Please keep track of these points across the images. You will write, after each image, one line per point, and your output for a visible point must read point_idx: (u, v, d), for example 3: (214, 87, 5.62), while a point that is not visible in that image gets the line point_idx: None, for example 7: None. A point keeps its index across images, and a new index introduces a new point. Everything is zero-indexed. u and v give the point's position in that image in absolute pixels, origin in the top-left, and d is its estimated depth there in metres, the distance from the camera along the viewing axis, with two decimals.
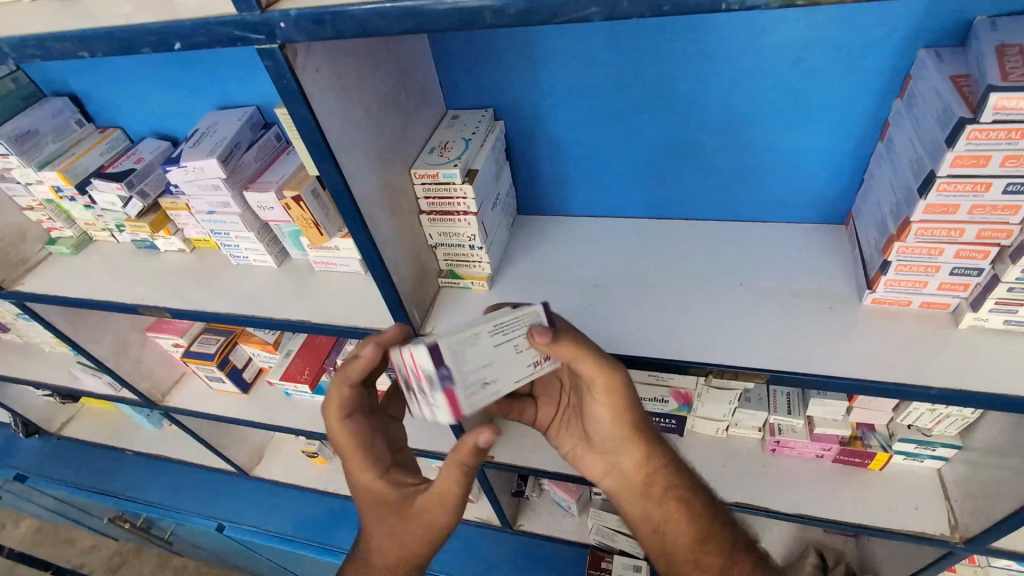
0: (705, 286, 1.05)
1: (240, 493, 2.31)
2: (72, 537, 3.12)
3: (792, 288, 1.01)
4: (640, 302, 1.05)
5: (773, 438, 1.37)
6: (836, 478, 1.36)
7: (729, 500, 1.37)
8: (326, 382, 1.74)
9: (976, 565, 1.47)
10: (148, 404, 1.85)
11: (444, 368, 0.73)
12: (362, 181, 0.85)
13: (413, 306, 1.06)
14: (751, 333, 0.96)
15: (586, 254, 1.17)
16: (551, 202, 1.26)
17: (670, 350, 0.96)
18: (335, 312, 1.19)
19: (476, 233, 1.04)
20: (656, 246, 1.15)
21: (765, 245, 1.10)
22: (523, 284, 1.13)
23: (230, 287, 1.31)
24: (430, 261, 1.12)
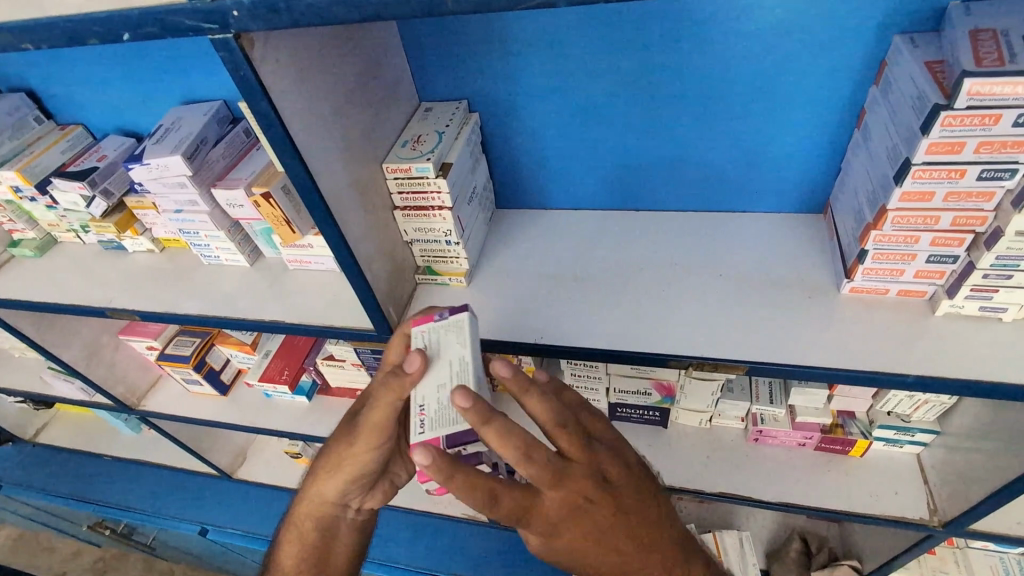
0: (685, 278, 1.04)
1: (224, 496, 2.27)
2: (52, 545, 3.05)
3: (771, 278, 1.01)
4: (621, 295, 1.04)
5: (756, 428, 1.37)
6: (819, 466, 1.37)
7: (714, 491, 1.37)
8: (307, 382, 1.71)
9: (954, 547, 1.50)
10: (123, 409, 1.81)
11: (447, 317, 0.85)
12: (330, 177, 0.82)
13: (388, 304, 1.04)
14: (731, 324, 0.96)
15: (565, 247, 1.15)
16: (530, 195, 1.24)
17: (649, 343, 0.95)
18: (311, 312, 1.16)
19: (452, 228, 1.02)
20: (635, 239, 1.13)
21: (744, 236, 1.09)
22: (502, 279, 1.11)
23: (201, 288, 1.27)
24: (407, 258, 1.09)
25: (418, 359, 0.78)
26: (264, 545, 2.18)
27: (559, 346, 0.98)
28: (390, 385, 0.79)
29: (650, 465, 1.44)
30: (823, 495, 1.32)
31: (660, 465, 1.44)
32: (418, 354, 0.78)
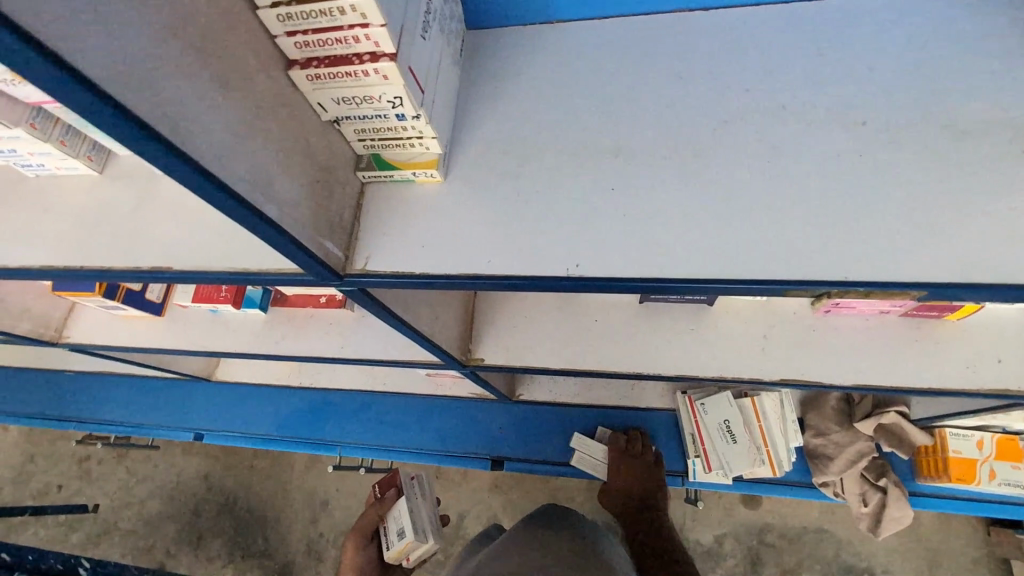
0: (803, 134, 0.62)
1: (210, 398, 2.09)
2: (68, 435, 3.10)
3: (953, 122, 0.59)
4: (696, 178, 0.63)
5: (833, 301, 1.08)
6: (903, 334, 1.11)
7: (767, 378, 1.14)
8: (256, 292, 1.36)
9: None
10: (43, 345, 1.47)
11: (417, 85, 0.58)
12: (80, 26, 0.36)
13: (327, 237, 0.63)
14: (889, 215, 0.58)
15: (588, 95, 0.70)
16: (521, 5, 0.73)
17: (753, 263, 0.59)
18: (208, 247, 0.75)
19: (402, 94, 0.56)
20: (709, 66, 0.68)
21: (894, 43, 0.64)
22: (495, 166, 0.69)
23: (34, 216, 0.83)
24: (336, 151, 0.65)
25: (339, 90, 0.56)
26: (264, 443, 2.04)
27: (599, 279, 0.62)
28: (380, 502, 1.29)
29: (689, 356, 1.19)
30: (899, 370, 1.09)
31: (701, 353, 1.18)
32: (338, 94, 0.56)
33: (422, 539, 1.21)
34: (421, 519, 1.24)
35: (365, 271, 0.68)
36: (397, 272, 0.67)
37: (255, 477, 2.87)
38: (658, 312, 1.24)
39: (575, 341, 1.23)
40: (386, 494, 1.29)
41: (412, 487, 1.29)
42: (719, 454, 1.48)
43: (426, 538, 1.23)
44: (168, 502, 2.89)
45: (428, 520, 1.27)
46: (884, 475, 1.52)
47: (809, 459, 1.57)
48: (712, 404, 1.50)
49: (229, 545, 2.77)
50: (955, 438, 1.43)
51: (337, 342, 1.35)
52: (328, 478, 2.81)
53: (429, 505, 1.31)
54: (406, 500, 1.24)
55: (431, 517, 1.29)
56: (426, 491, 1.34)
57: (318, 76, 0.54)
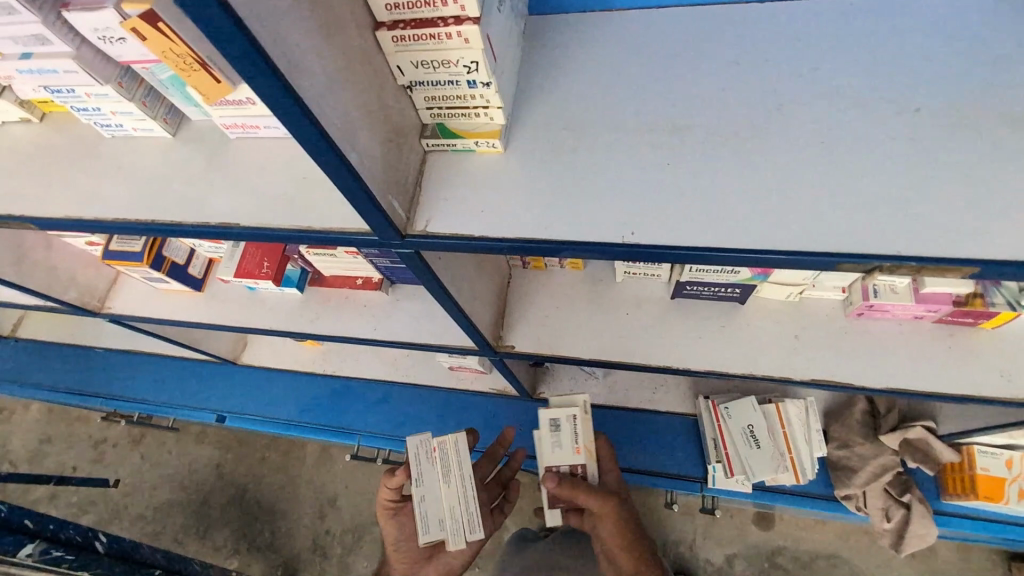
0: (856, 118, 0.65)
1: (233, 381, 2.12)
2: (87, 416, 3.15)
3: (1006, 110, 0.61)
4: (751, 157, 0.66)
5: (865, 303, 1.09)
6: (935, 341, 1.11)
7: (796, 377, 1.15)
8: (296, 272, 1.40)
9: None
10: (85, 313, 1.52)
11: (490, 53, 0.61)
12: None
13: (394, 195, 0.67)
14: (942, 195, 0.60)
15: (645, 76, 0.73)
16: None
17: (805, 236, 0.61)
18: (274, 207, 0.78)
19: (479, 59, 0.60)
20: (763, 54, 0.71)
21: (946, 36, 0.67)
22: (552, 140, 0.72)
23: (107, 174, 0.87)
24: (405, 115, 0.68)
25: (419, 52, 0.59)
26: (284, 429, 2.07)
27: (654, 247, 0.64)
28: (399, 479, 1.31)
29: (719, 353, 1.20)
30: (931, 376, 1.09)
31: (731, 350, 1.20)
32: (416, 56, 0.60)
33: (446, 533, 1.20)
34: (439, 510, 1.22)
35: (426, 233, 0.70)
36: (457, 235, 0.70)
37: (267, 469, 2.89)
38: (689, 310, 1.25)
39: (604, 333, 1.25)
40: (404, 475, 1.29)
41: (421, 468, 1.24)
42: (742, 460, 1.46)
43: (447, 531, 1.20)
44: (180, 489, 2.91)
45: (456, 501, 1.22)
46: (909, 491, 1.49)
47: (832, 471, 1.56)
48: (736, 408, 1.49)
49: (236, 536, 2.78)
50: (982, 455, 1.41)
51: (370, 324, 1.38)
52: (339, 473, 2.82)
53: (458, 478, 1.24)
54: (417, 494, 1.22)
55: (460, 492, 1.23)
56: (450, 462, 1.26)
57: (402, 37, 0.57)
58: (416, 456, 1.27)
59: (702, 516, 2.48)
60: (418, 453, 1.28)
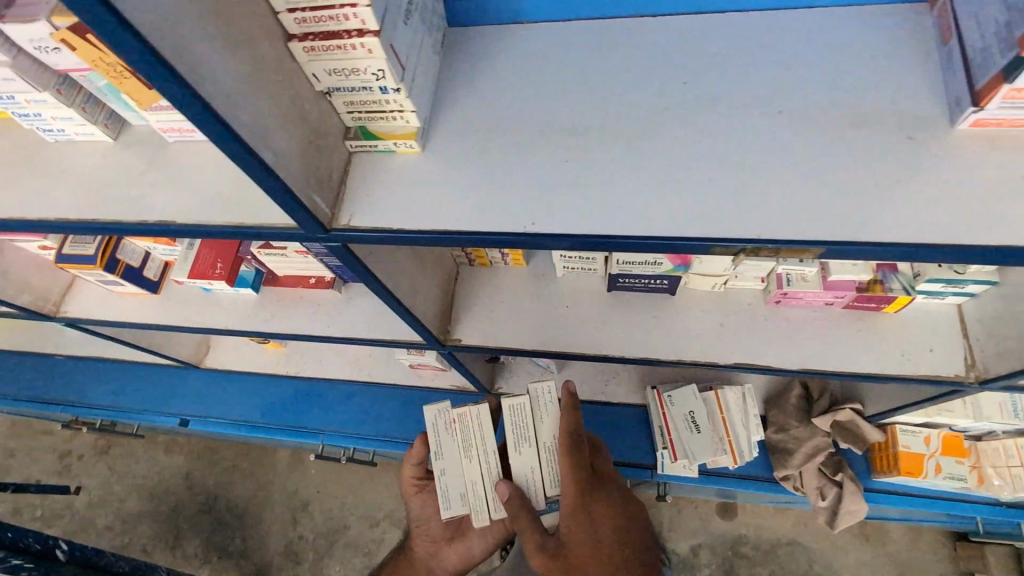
0: (729, 120, 0.73)
1: (197, 385, 2.14)
2: (52, 428, 3.11)
3: (855, 111, 0.70)
4: (638, 155, 0.73)
5: (780, 290, 1.18)
6: (846, 325, 1.21)
7: (722, 362, 1.23)
8: (250, 272, 1.44)
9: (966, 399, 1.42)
10: (40, 317, 1.53)
11: (397, 61, 0.68)
12: None
13: (315, 192, 0.72)
14: (797, 188, 0.68)
15: (549, 83, 0.80)
16: (494, 4, 0.84)
17: (681, 224, 0.68)
18: (209, 205, 0.83)
19: (386, 68, 0.66)
20: (654, 63, 0.79)
21: (810, 45, 0.75)
22: (466, 141, 0.79)
23: (49, 176, 0.91)
24: (326, 118, 0.74)
25: (330, 61, 0.65)
26: (249, 431, 2.10)
27: (553, 236, 0.71)
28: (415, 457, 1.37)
29: (652, 341, 1.28)
30: (843, 358, 1.18)
31: (663, 339, 1.27)
32: (328, 64, 0.66)
33: (466, 509, 1.17)
34: (456, 483, 1.18)
35: (350, 227, 0.76)
36: (377, 229, 0.76)
37: (237, 476, 2.88)
38: (625, 302, 1.33)
39: (546, 325, 1.32)
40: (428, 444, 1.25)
41: (442, 440, 1.20)
42: (684, 444, 1.53)
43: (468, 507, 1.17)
44: (148, 498, 2.89)
45: (477, 478, 1.18)
46: (841, 470, 1.58)
47: (771, 454, 1.65)
48: (679, 395, 1.56)
49: (207, 545, 2.77)
50: (903, 433, 1.51)
51: (323, 322, 1.43)
52: (310, 477, 2.83)
53: (481, 452, 1.18)
54: (438, 467, 1.19)
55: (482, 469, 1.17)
56: (469, 435, 1.20)
57: (312, 47, 0.63)
58: (433, 426, 1.21)
59: (665, 508, 2.55)
60: (439, 423, 1.21)
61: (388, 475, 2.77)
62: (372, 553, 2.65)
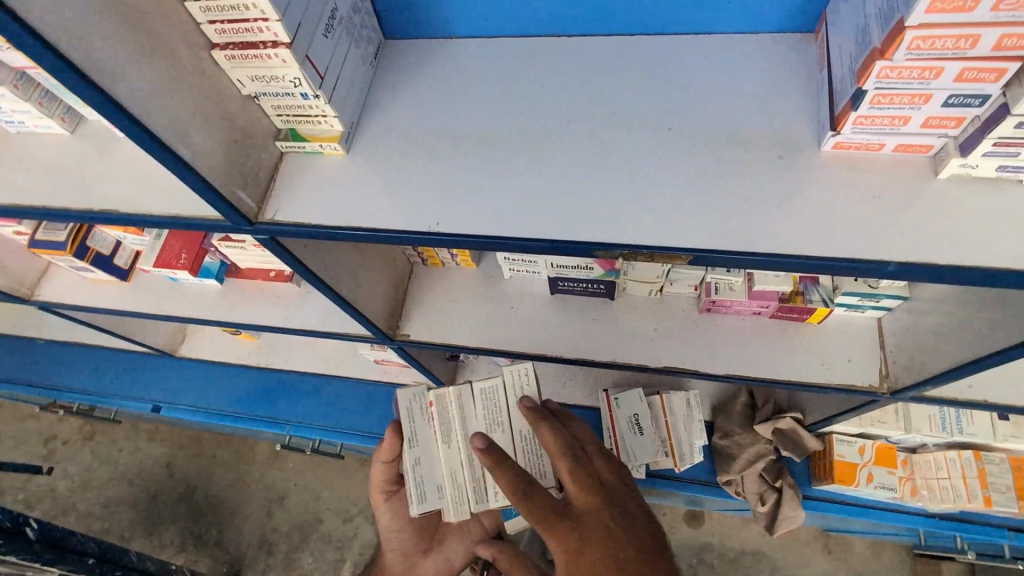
0: (624, 135, 0.79)
1: (172, 373, 2.20)
2: (37, 413, 3.18)
3: (736, 131, 0.76)
4: (540, 164, 0.80)
5: (709, 298, 1.24)
6: (773, 334, 1.26)
7: (654, 365, 1.28)
8: (215, 264, 1.50)
9: (897, 410, 1.47)
10: (15, 300, 1.60)
11: (314, 71, 0.74)
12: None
13: (240, 187, 0.79)
14: (677, 200, 0.74)
15: (470, 95, 0.87)
16: (424, 20, 0.91)
17: (570, 229, 0.75)
18: (151, 197, 0.90)
19: (302, 76, 0.72)
20: (563, 80, 0.85)
21: (704, 70, 0.82)
22: (389, 146, 0.86)
23: (9, 164, 0.98)
24: (255, 120, 0.81)
25: (250, 68, 0.72)
26: (219, 418, 2.16)
27: (455, 235, 0.78)
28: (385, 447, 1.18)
29: (591, 343, 1.34)
30: (768, 365, 1.24)
31: (601, 341, 1.33)
32: (250, 71, 0.72)
33: (446, 504, 1.02)
34: (429, 472, 1.03)
35: (274, 221, 0.83)
36: (298, 223, 0.82)
37: (214, 466, 2.94)
38: (568, 304, 1.38)
39: (492, 324, 1.38)
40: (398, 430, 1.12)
41: (416, 426, 1.06)
42: (626, 445, 1.58)
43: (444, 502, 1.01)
44: (126, 484, 2.95)
45: (456, 466, 1.02)
46: (781, 476, 1.63)
47: (716, 459, 1.70)
48: (624, 397, 1.59)
49: (183, 533, 2.81)
50: (839, 443, 1.56)
51: (283, 314, 1.50)
52: (286, 470, 2.87)
53: (460, 440, 1.03)
54: (409, 460, 1.03)
55: (457, 459, 1.02)
56: (447, 421, 1.05)
57: (233, 56, 0.70)
58: (407, 409, 1.07)
59: None
60: (412, 409, 1.07)
61: (361, 471, 2.81)
62: (343, 548, 2.69)
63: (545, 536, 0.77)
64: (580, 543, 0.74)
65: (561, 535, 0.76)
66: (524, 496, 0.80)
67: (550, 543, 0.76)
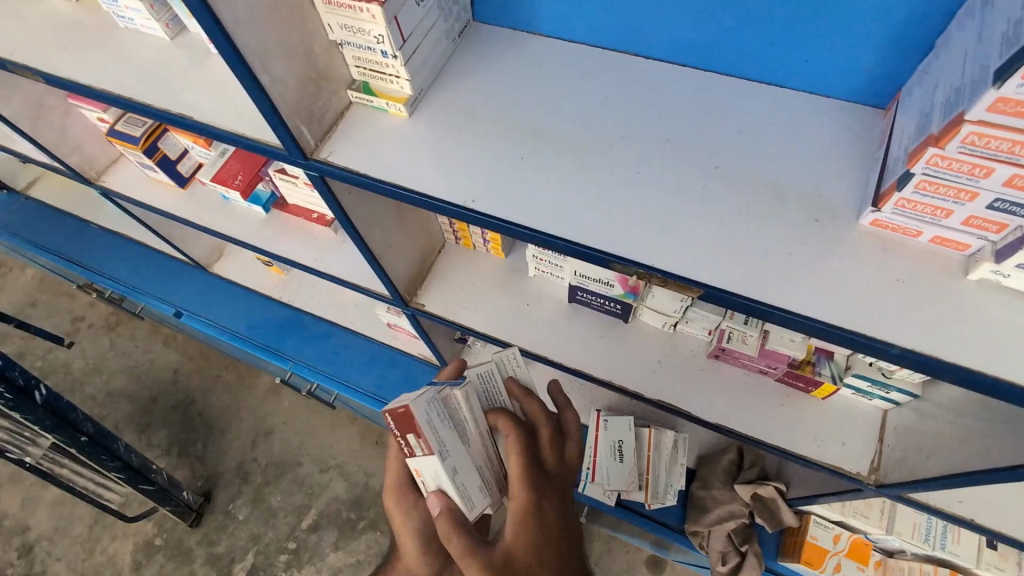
0: (670, 162, 0.81)
1: (200, 286, 2.31)
2: (72, 292, 3.37)
3: (780, 186, 0.77)
4: (583, 169, 0.83)
5: (720, 345, 1.24)
6: (775, 397, 1.25)
7: (650, 396, 1.30)
8: (265, 192, 1.58)
9: (882, 509, 1.44)
10: (81, 180, 1.71)
11: (399, 33, 0.79)
12: None
13: (304, 123, 0.84)
14: (703, 235, 0.76)
15: (535, 90, 0.90)
16: (513, 11, 0.95)
17: (595, 237, 0.77)
18: (224, 112, 0.96)
19: (385, 35, 0.77)
20: (626, 96, 0.88)
21: (766, 120, 0.83)
22: (449, 119, 0.90)
23: (110, 54, 1.06)
24: (334, 66, 0.86)
25: (339, 16, 0.77)
26: (230, 339, 2.26)
27: (487, 215, 0.81)
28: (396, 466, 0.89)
29: (594, 359, 1.35)
30: (760, 426, 1.23)
31: (604, 359, 1.35)
32: (339, 19, 0.78)
33: (489, 501, 0.88)
34: (467, 479, 0.84)
35: (326, 160, 0.88)
36: (346, 168, 0.87)
37: (215, 383, 3.05)
38: (582, 316, 1.40)
39: (504, 315, 1.41)
40: (410, 446, 0.81)
41: (443, 435, 0.82)
42: (604, 469, 1.59)
43: (491, 499, 0.89)
44: (133, 378, 3.10)
45: (483, 466, 0.89)
46: (748, 542, 1.61)
47: (688, 507, 1.69)
48: (614, 422, 1.59)
49: (170, 439, 2.93)
50: (815, 525, 1.54)
51: (316, 256, 1.57)
52: (279, 406, 2.96)
53: (477, 436, 0.90)
54: (451, 472, 0.81)
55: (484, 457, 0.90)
56: (461, 417, 0.89)
57: (329, 2, 0.75)
58: (427, 421, 0.80)
59: (594, 543, 2.54)
60: (433, 415, 0.82)
61: (348, 426, 2.88)
62: (312, 495, 2.74)
63: (516, 486, 0.83)
64: (545, 501, 0.83)
65: (533, 487, 0.83)
66: (515, 451, 0.85)
67: (522, 491, 0.82)
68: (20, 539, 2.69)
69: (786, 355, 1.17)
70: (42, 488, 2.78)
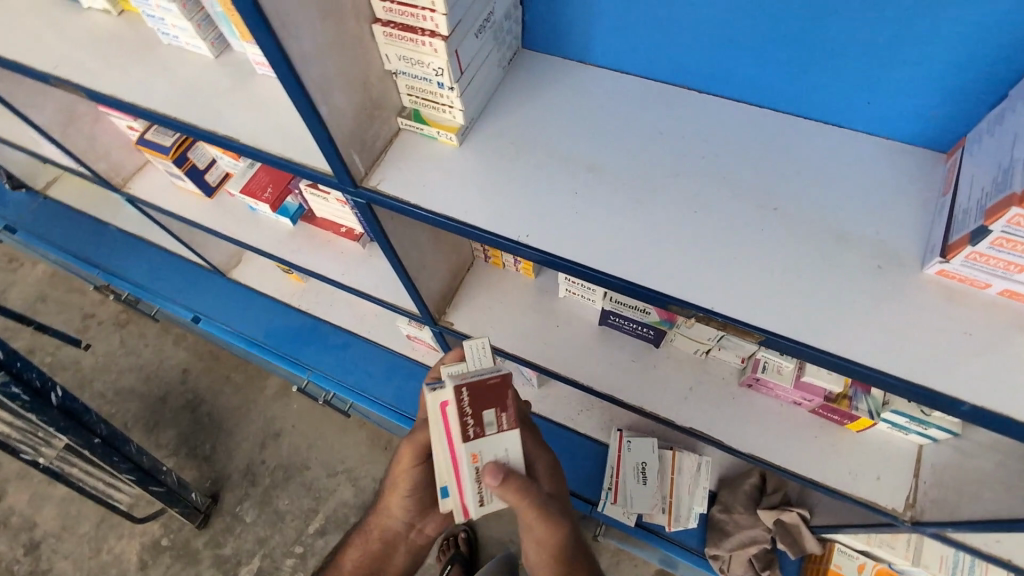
0: (728, 202, 0.80)
1: (218, 290, 2.30)
2: (85, 289, 3.36)
3: (841, 230, 0.76)
4: (639, 205, 0.82)
5: (754, 374, 1.23)
6: (807, 428, 1.24)
7: (681, 423, 1.29)
8: (293, 204, 1.58)
9: (910, 540, 1.44)
10: (107, 186, 1.71)
11: (458, 66, 0.78)
12: None
13: (356, 150, 0.83)
14: (763, 279, 0.75)
15: (588, 122, 0.89)
16: (566, 38, 0.94)
17: (652, 277, 0.76)
18: (269, 135, 0.95)
19: (445, 68, 0.76)
20: (681, 131, 0.87)
21: (824, 161, 0.82)
22: (500, 148, 0.89)
23: (154, 70, 1.06)
24: (387, 94, 0.85)
25: (399, 48, 0.76)
26: (247, 345, 2.25)
27: (543, 251, 0.80)
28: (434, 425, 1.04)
29: (625, 383, 1.34)
30: (791, 456, 1.22)
31: (635, 384, 1.34)
32: (399, 51, 0.77)
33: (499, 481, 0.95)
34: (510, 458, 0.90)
35: (375, 189, 0.87)
36: (395, 198, 0.86)
37: (226, 385, 3.05)
38: (612, 339, 1.39)
39: (533, 336, 1.40)
40: (482, 423, 0.85)
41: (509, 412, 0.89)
42: (627, 490, 1.58)
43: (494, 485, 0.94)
44: (144, 379, 3.09)
45: None
46: (768, 567, 1.61)
47: (708, 530, 1.68)
48: (637, 443, 1.58)
49: (180, 439, 2.93)
50: (840, 553, 1.53)
51: (342, 270, 1.57)
52: (291, 410, 2.95)
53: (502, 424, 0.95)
54: (519, 449, 0.88)
55: None
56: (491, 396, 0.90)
57: (391, 34, 0.75)
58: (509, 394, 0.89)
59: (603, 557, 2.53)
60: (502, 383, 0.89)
61: (359, 433, 2.87)
62: (321, 499, 2.73)
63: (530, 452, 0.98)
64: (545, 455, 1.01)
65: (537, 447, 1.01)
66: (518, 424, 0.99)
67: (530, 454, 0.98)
68: (27, 535, 2.68)
69: (822, 387, 1.16)
70: (50, 485, 2.78)
